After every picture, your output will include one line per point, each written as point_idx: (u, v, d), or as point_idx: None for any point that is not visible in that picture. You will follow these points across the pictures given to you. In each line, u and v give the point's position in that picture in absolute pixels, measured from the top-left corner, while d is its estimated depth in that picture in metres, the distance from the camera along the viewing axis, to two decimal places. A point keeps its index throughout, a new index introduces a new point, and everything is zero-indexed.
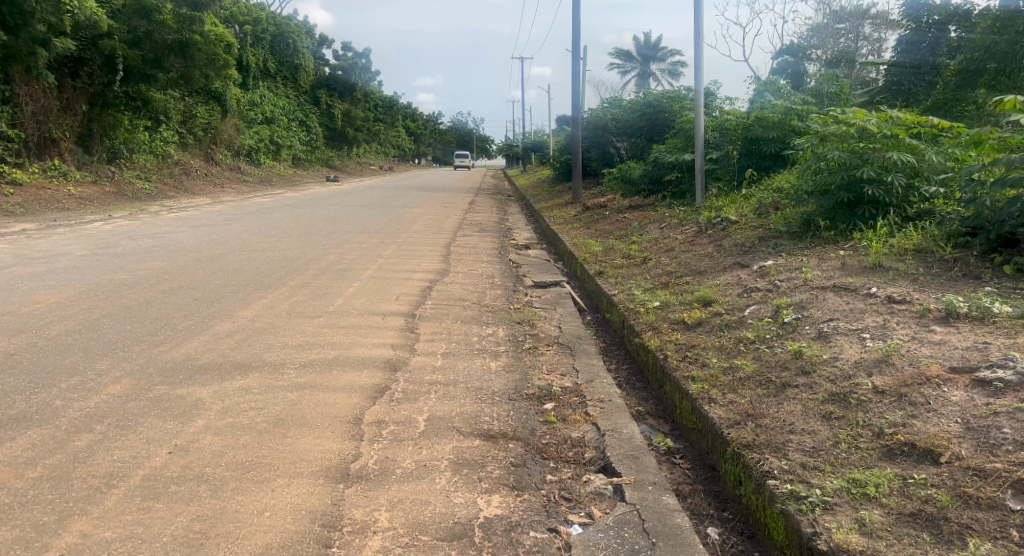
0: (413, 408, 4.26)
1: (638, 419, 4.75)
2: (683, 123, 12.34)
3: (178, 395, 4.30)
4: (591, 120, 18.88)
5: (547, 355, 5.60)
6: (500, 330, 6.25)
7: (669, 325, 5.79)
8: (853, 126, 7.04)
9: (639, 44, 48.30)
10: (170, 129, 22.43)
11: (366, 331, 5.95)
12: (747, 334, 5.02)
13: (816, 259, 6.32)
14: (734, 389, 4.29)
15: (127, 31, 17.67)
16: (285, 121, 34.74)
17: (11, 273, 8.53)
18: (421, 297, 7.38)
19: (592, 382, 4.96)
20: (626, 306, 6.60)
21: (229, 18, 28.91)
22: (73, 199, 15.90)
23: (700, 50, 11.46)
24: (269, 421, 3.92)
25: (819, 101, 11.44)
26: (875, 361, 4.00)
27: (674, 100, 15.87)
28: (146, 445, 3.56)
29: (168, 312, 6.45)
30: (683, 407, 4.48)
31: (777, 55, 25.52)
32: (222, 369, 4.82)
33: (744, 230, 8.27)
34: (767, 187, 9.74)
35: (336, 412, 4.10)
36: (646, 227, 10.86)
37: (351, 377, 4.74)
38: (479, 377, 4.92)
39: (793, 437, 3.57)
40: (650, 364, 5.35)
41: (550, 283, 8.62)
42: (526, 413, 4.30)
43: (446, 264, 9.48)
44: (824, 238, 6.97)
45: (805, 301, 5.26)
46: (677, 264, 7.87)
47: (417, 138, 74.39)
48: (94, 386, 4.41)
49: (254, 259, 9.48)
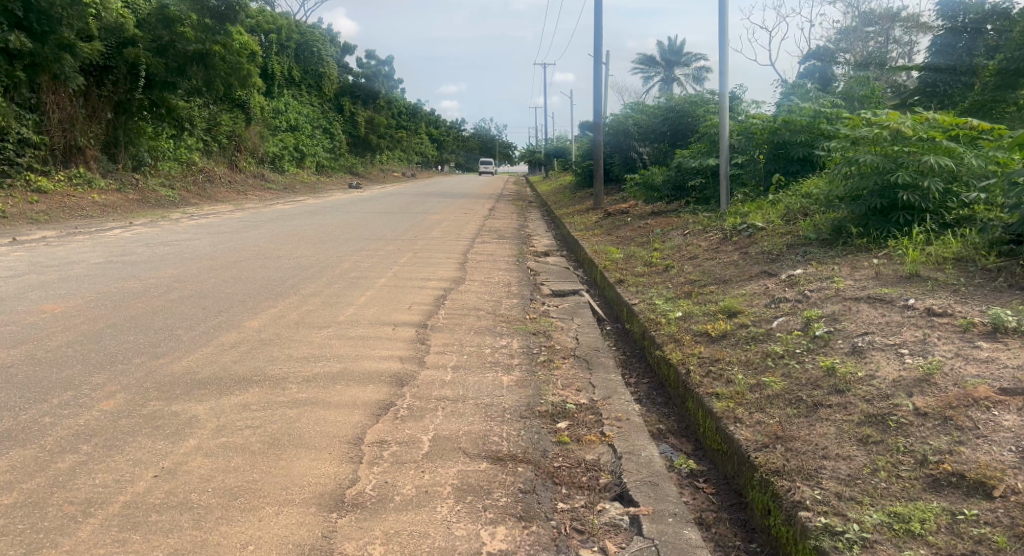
0: (418, 426, 4.02)
1: (658, 438, 4.49)
2: (708, 127, 12.04)
3: (173, 412, 4.09)
4: (615, 125, 18.62)
5: (563, 369, 5.34)
6: (514, 342, 6.00)
7: (692, 337, 5.52)
8: (886, 128, 6.72)
9: (663, 49, 47.92)
10: (195, 136, 22.46)
11: (375, 343, 5.72)
12: (776, 348, 4.73)
13: (848, 268, 6.00)
14: (762, 408, 4.01)
15: (151, 40, 17.65)
16: (309, 129, 34.81)
17: (24, 281, 8.42)
18: (434, 306, 7.15)
19: (609, 399, 4.69)
20: (647, 317, 6.32)
21: (253, 26, 29.12)
22: (97, 206, 15.89)
23: (725, 52, 11.18)
24: (265, 441, 3.70)
25: (850, 104, 11.10)
26: (915, 380, 3.69)
27: (698, 104, 15.56)
28: (131, 468, 3.35)
29: (174, 322, 6.27)
30: (707, 426, 4.22)
31: (804, 59, 25.14)
32: (222, 383, 4.61)
33: (772, 237, 7.96)
34: (795, 192, 9.40)
35: (335, 431, 3.88)
36: (669, 234, 10.56)
37: (354, 392, 4.51)
38: (490, 393, 4.67)
39: (826, 463, 3.28)
40: (672, 378, 5.08)
41: (569, 292, 8.36)
42: (538, 432, 4.04)
43: (462, 272, 9.25)
44: (856, 245, 6.66)
45: (837, 313, 4.96)
46: (700, 272, 7.58)
47: (439, 145, 74.47)
48: (88, 402, 4.22)
49: (268, 267, 9.30)
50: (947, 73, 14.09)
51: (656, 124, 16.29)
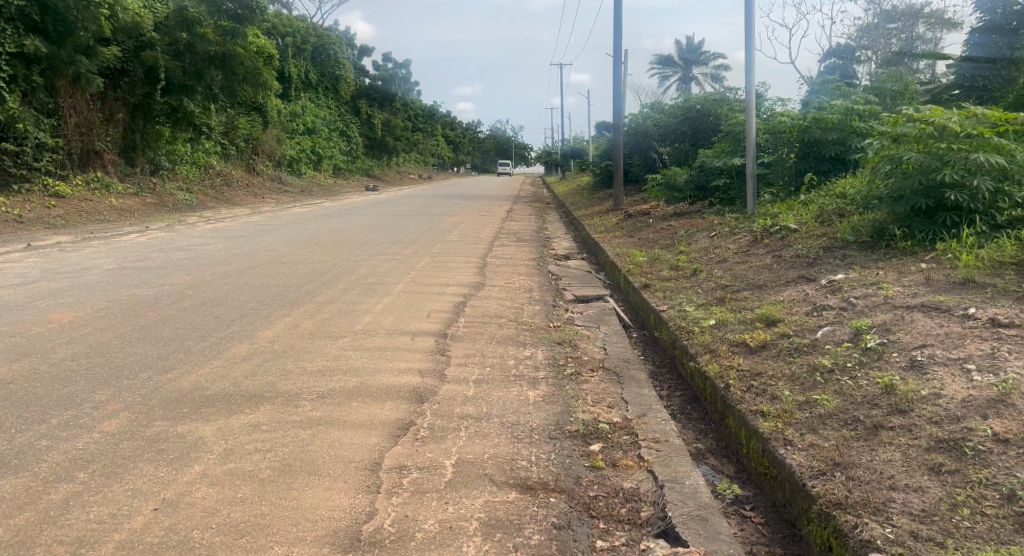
0: (440, 449, 3.73)
1: (696, 458, 4.20)
2: (733, 125, 11.66)
3: (177, 434, 3.81)
4: (634, 125, 18.25)
5: (592, 383, 5.01)
6: (539, 353, 5.69)
7: (729, 348, 5.19)
8: (931, 125, 6.35)
9: (680, 49, 47.45)
10: (212, 140, 22.33)
11: (392, 354, 5.43)
12: (824, 361, 4.45)
13: (894, 273, 5.68)
14: (814, 429, 3.74)
15: (169, 43, 17.50)
16: (327, 132, 34.66)
17: (34, 288, 8.20)
18: (454, 313, 6.86)
19: (644, 417, 4.37)
20: (677, 324, 5.99)
21: (270, 30, 29.01)
22: (115, 211, 15.76)
23: (751, 47, 10.81)
24: (275, 467, 3.42)
25: (882, 99, 10.70)
26: (989, 400, 3.44)
27: (720, 103, 15.13)
28: (130, 500, 3.09)
29: (184, 332, 6.02)
30: (752, 447, 3.93)
31: (824, 57, 24.58)
32: (231, 400, 4.34)
33: (806, 239, 7.62)
34: (829, 192, 9.05)
35: (351, 456, 3.59)
36: (694, 236, 10.22)
37: (372, 410, 4.22)
38: (516, 410, 4.36)
39: (895, 496, 3.05)
40: (708, 392, 4.77)
41: (593, 298, 8.03)
42: (569, 456, 3.73)
43: (482, 277, 8.95)
44: (899, 248, 6.30)
45: (889, 322, 4.66)
46: (732, 276, 7.24)
47: (456, 146, 74.24)
48: (88, 423, 3.95)
49: (282, 273, 9.02)
50: (985, 67, 13.57)
51: (676, 124, 15.87)
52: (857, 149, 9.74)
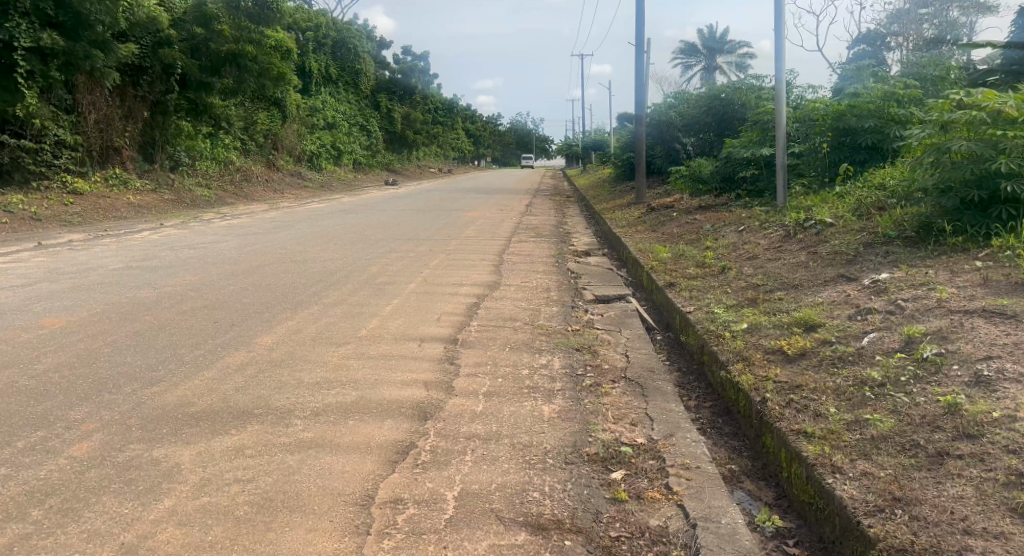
0: (441, 478, 3.32)
1: (729, 481, 3.78)
2: (761, 114, 11.14)
3: (154, 460, 3.44)
4: (656, 115, 17.70)
5: (613, 396, 4.56)
6: (556, 360, 5.26)
7: (764, 356, 4.75)
8: (982, 110, 5.93)
9: (704, 37, 46.57)
10: (232, 136, 22.04)
11: (397, 364, 5.02)
12: (873, 373, 4.06)
13: (946, 273, 5.27)
14: (866, 455, 3.34)
15: (186, 39, 17.20)
16: (347, 127, 34.34)
17: (33, 291, 7.86)
18: (466, 316, 6.45)
19: (670, 436, 3.92)
20: (706, 328, 5.54)
21: (291, 24, 28.73)
22: (132, 207, 15.49)
23: (782, 31, 10.29)
24: (254, 503, 3.04)
25: (922, 85, 10.13)
26: None
27: (747, 91, 14.53)
28: (84, 544, 2.76)
29: (178, 339, 5.64)
30: (795, 472, 3.52)
31: (852, 44, 23.77)
32: (217, 419, 3.95)
33: (844, 234, 7.15)
34: (866, 183, 8.54)
35: (341, 487, 3.19)
36: (721, 230, 9.75)
37: (370, 430, 3.82)
38: (528, 429, 3.94)
39: (972, 545, 2.70)
40: (741, 405, 4.33)
41: (614, 297, 7.58)
42: (588, 485, 3.31)
43: (497, 275, 8.54)
44: (949, 245, 5.86)
45: (946, 329, 4.27)
46: (764, 274, 6.77)
47: (475, 140, 73.76)
48: (56, 447, 3.57)
49: (291, 273, 8.64)
50: None
51: (700, 114, 15.31)
52: (896, 137, 9.17)
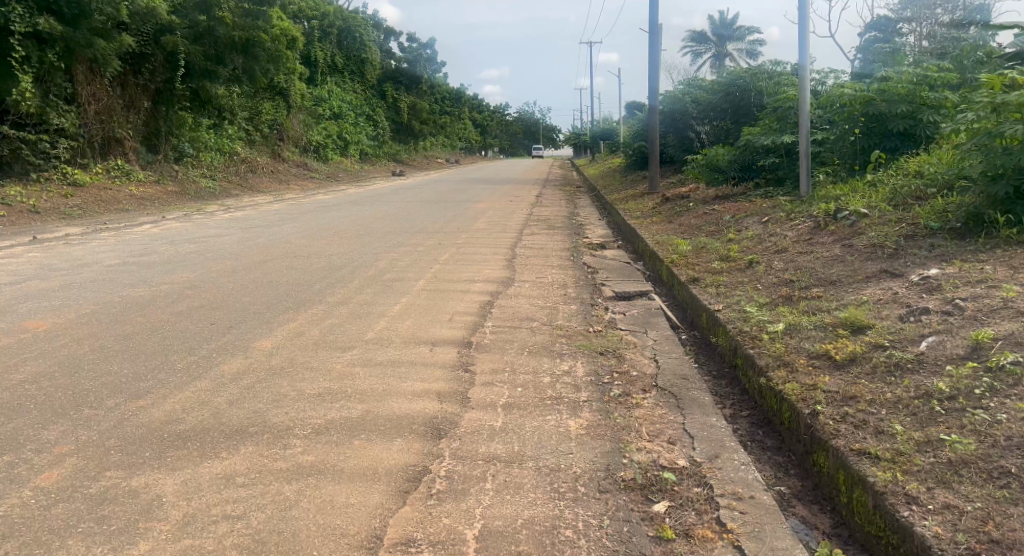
0: (460, 512, 2.91)
1: (782, 505, 3.34)
2: (784, 100, 10.61)
3: (135, 489, 3.04)
4: (669, 104, 17.21)
5: (646, 409, 4.12)
6: (580, 365, 4.83)
7: (809, 361, 4.30)
8: None
9: (713, 24, 45.97)
10: (235, 126, 21.60)
11: (406, 372, 4.59)
12: (939, 383, 3.63)
13: (1007, 269, 4.84)
14: (945, 483, 2.92)
15: (188, 27, 16.76)
16: (353, 116, 33.87)
17: (21, 289, 7.43)
18: (480, 316, 6.03)
19: (713, 457, 3.48)
20: (738, 328, 5.09)
21: (296, 12, 28.26)
22: (133, 199, 15.08)
23: (806, 11, 9.78)
24: (243, 547, 2.67)
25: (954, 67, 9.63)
26: None
27: (764, 77, 13.99)
28: None
29: (170, 343, 5.22)
30: (860, 500, 3.08)
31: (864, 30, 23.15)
32: (206, 439, 3.54)
33: (881, 225, 6.69)
34: (900, 172, 8.06)
35: (342, 528, 2.78)
36: (743, 221, 9.27)
37: (377, 453, 3.39)
38: (555, 448, 3.51)
39: None
40: (786, 417, 3.88)
41: (634, 293, 7.12)
42: (627, 521, 2.90)
43: (510, 271, 8.09)
44: (1003, 237, 5.41)
45: (1019, 334, 3.84)
46: (798, 269, 6.31)
47: (482, 130, 73.17)
48: (23, 475, 3.16)
49: (295, 269, 8.20)
50: None
51: (716, 101, 14.81)
52: (929, 122, 8.69)
